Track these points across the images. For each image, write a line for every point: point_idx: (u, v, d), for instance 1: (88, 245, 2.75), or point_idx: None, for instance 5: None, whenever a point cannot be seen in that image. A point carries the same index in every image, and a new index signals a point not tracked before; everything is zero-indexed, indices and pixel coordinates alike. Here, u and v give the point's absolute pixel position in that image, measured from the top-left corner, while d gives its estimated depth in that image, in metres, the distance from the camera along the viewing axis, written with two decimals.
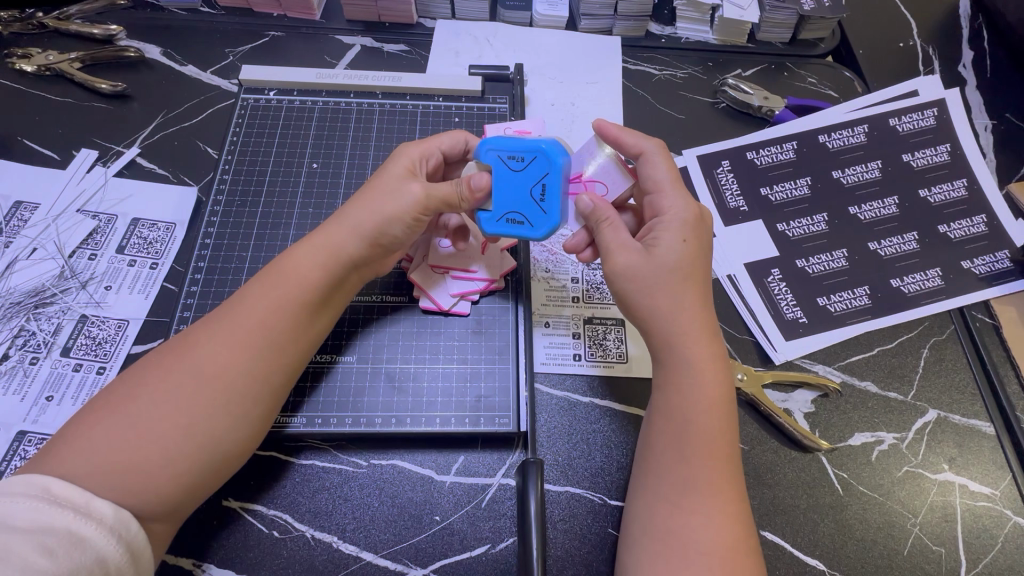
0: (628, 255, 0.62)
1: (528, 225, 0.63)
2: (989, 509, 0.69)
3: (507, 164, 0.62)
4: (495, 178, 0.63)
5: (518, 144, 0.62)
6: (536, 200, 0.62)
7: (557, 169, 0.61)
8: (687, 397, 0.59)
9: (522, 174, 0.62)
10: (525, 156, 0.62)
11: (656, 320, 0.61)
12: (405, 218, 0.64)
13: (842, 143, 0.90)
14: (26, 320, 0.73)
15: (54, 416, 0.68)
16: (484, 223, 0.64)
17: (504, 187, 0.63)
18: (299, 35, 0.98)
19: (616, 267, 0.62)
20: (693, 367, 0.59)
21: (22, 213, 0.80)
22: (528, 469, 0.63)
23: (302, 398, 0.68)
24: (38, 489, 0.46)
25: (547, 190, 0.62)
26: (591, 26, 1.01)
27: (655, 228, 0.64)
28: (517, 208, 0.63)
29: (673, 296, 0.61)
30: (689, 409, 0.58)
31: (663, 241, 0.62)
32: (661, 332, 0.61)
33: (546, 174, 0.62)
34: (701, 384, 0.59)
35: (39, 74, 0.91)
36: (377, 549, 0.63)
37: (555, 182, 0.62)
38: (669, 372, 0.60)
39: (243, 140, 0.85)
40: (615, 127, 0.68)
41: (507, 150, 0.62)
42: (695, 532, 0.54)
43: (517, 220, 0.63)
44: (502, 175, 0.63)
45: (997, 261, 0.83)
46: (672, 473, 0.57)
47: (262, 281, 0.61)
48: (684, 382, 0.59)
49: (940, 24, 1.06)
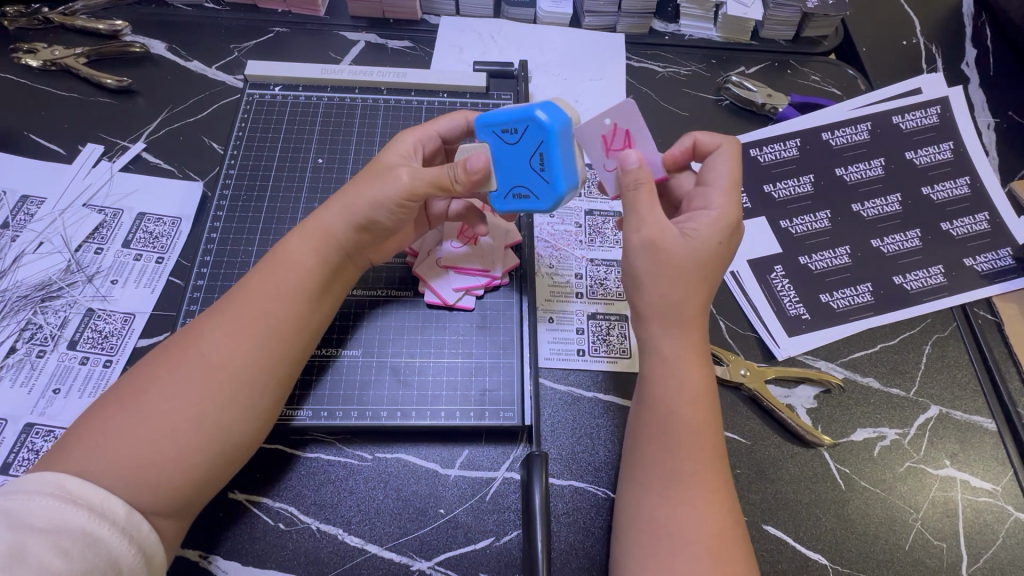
0: (662, 232, 0.60)
1: (536, 198, 0.64)
2: (990, 504, 0.69)
3: (504, 137, 0.63)
4: (496, 156, 0.64)
5: (509, 117, 0.62)
6: (537, 170, 0.62)
7: (550, 135, 0.60)
8: (673, 390, 0.59)
9: (520, 147, 0.62)
10: (517, 127, 0.61)
11: (648, 307, 0.61)
12: (390, 203, 0.64)
13: (845, 141, 0.90)
14: (33, 313, 0.74)
15: (61, 409, 0.68)
16: (494, 201, 0.68)
17: (506, 164, 0.64)
18: (304, 31, 0.98)
19: (648, 239, 0.60)
20: (686, 360, 0.59)
21: (29, 207, 0.81)
22: (533, 462, 0.64)
23: (308, 390, 0.69)
24: (56, 487, 0.47)
25: (545, 158, 0.61)
26: (595, 23, 1.01)
27: (696, 220, 0.61)
28: (522, 182, 0.64)
29: (669, 286, 0.59)
30: (674, 399, 0.58)
31: (701, 235, 0.60)
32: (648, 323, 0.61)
33: (540, 142, 0.61)
34: (686, 375, 0.59)
35: (46, 69, 0.91)
36: (382, 542, 0.63)
37: (551, 149, 0.60)
38: (656, 362, 0.60)
39: (248, 135, 0.85)
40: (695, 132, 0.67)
41: (501, 125, 0.63)
42: (683, 521, 0.54)
43: (525, 194, 0.64)
44: (501, 150, 0.64)
45: (999, 259, 0.83)
46: (658, 462, 0.57)
47: (260, 270, 0.62)
48: (669, 372, 0.59)
49: (944, 22, 1.06)
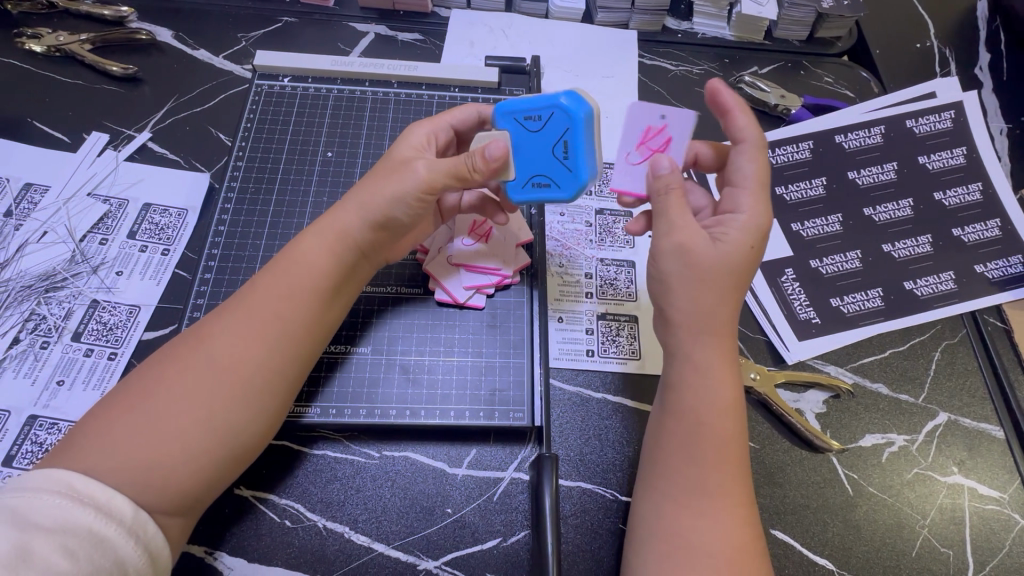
0: (694, 235, 0.59)
1: (556, 186, 0.64)
2: (997, 512, 0.69)
3: (526, 125, 0.64)
4: (517, 142, 0.65)
5: (536, 105, 0.63)
6: (559, 158, 0.63)
7: (575, 121, 0.61)
8: (704, 399, 0.58)
9: (542, 135, 0.63)
10: (542, 114, 0.63)
11: (692, 317, 0.59)
12: (409, 197, 0.63)
13: (859, 144, 0.90)
14: (37, 304, 0.73)
15: (66, 401, 0.67)
16: (511, 190, 0.66)
17: (526, 151, 0.65)
18: (312, 21, 0.97)
19: (682, 243, 0.59)
20: (712, 369, 0.59)
21: (33, 196, 0.80)
22: (543, 463, 0.63)
23: (316, 388, 0.68)
24: (62, 485, 0.46)
25: (570, 145, 0.62)
26: (608, 18, 1.00)
27: (726, 223, 0.61)
28: (541, 170, 0.64)
29: (715, 300, 0.58)
30: (704, 412, 0.58)
31: (732, 237, 0.59)
32: (689, 327, 0.59)
33: (566, 129, 0.62)
34: (720, 387, 0.58)
35: (49, 55, 0.90)
36: (389, 541, 0.63)
37: (576, 136, 0.62)
38: (689, 371, 0.59)
39: (257, 126, 0.84)
40: (733, 101, 0.63)
41: (525, 112, 0.64)
42: (704, 534, 0.54)
43: (544, 183, 0.65)
44: (522, 137, 0.64)
45: (1010, 266, 0.82)
46: (678, 474, 0.57)
47: (272, 270, 0.61)
48: (702, 383, 0.58)
49: (959, 25, 1.06)
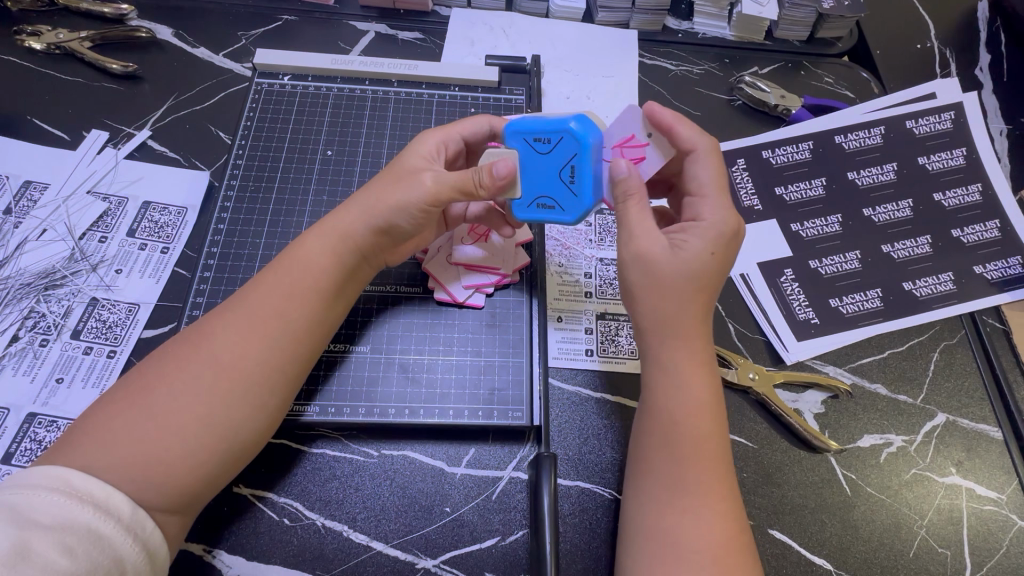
0: (652, 243, 0.59)
1: (560, 210, 0.64)
2: (995, 513, 0.69)
3: (535, 146, 0.64)
4: (523, 162, 0.65)
5: (545, 127, 0.62)
6: (566, 182, 0.63)
7: (584, 148, 0.61)
8: (674, 398, 0.58)
9: (550, 157, 0.63)
10: (551, 138, 0.62)
11: (656, 318, 0.59)
12: (413, 209, 0.63)
13: (859, 144, 0.90)
14: (36, 301, 0.73)
15: (65, 399, 0.67)
16: (516, 209, 0.67)
17: (533, 172, 0.64)
18: (312, 19, 0.97)
19: (639, 251, 0.59)
20: (680, 367, 0.59)
21: (32, 193, 0.80)
22: (542, 462, 0.63)
23: (315, 386, 0.68)
24: (61, 482, 0.46)
25: (578, 171, 0.62)
26: (609, 18, 1.00)
27: (686, 230, 0.60)
28: (547, 192, 0.64)
29: (679, 302, 0.58)
30: (676, 412, 0.58)
31: (691, 244, 0.59)
32: (655, 328, 0.60)
33: (574, 155, 0.62)
34: (687, 386, 0.58)
35: (49, 52, 0.90)
36: (388, 539, 0.63)
37: (584, 163, 0.61)
38: (657, 371, 0.60)
39: (256, 125, 0.84)
40: (672, 116, 0.61)
41: (533, 133, 0.63)
42: (689, 532, 0.54)
43: (549, 205, 0.65)
44: (529, 157, 0.64)
45: (1009, 267, 0.83)
46: (662, 474, 0.56)
47: (274, 268, 0.61)
48: (673, 384, 0.58)
49: (959, 26, 1.06)
